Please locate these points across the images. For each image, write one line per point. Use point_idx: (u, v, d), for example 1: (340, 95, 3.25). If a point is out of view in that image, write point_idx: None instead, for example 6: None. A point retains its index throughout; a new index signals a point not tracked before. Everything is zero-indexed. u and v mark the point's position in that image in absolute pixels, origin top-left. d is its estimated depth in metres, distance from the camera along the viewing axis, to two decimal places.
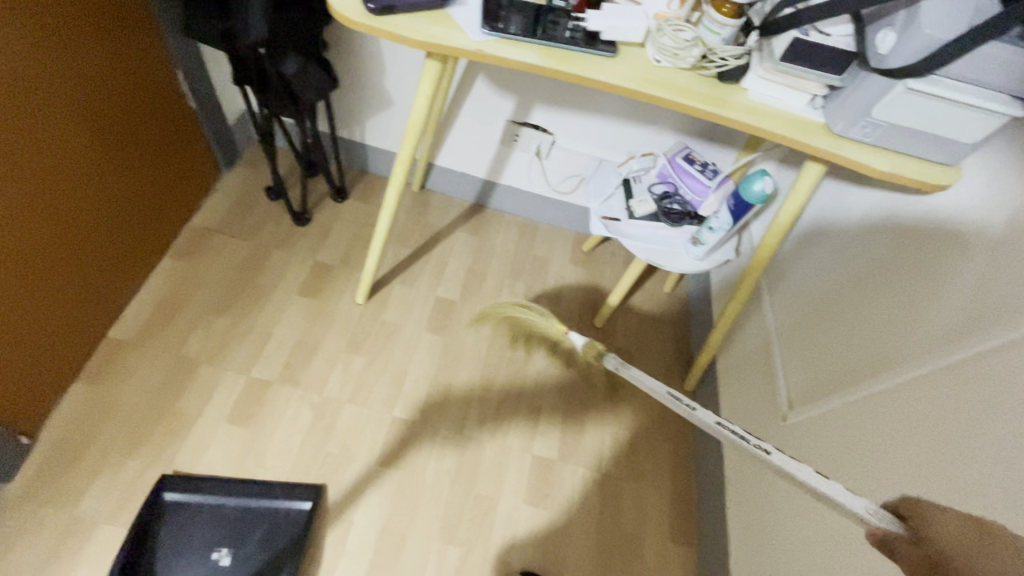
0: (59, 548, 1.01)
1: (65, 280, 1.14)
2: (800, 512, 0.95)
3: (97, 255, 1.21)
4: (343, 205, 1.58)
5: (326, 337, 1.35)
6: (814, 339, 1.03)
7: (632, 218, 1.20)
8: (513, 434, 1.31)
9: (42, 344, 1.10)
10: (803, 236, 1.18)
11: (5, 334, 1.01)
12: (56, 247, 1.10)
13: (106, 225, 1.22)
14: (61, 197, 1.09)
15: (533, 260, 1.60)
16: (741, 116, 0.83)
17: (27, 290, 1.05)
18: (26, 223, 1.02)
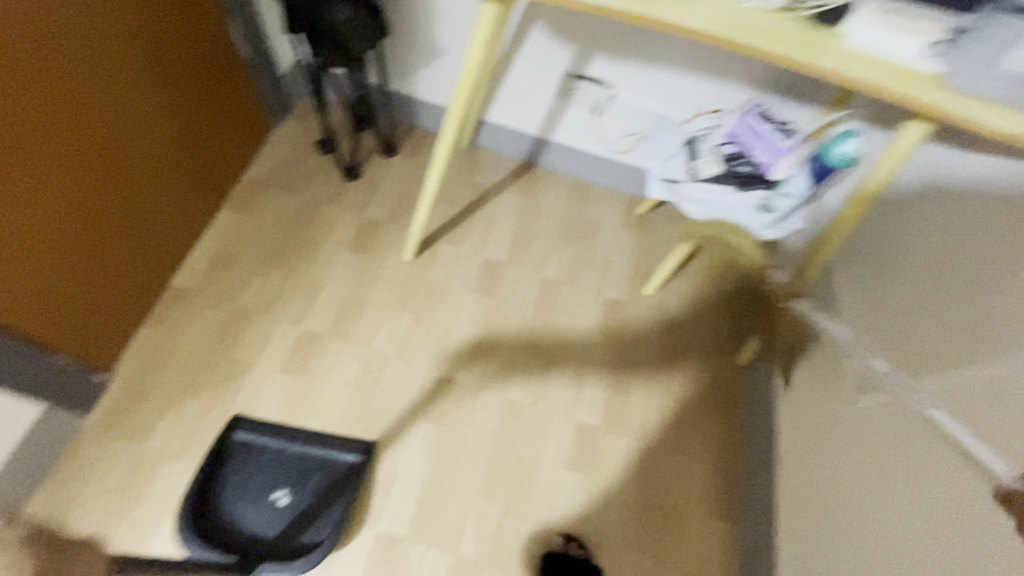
0: (131, 478, 1.09)
1: (131, 234, 1.19)
2: (870, 507, 0.89)
3: (160, 210, 1.25)
4: (392, 161, 1.56)
5: (374, 293, 1.36)
6: (898, 326, 0.95)
7: (695, 180, 1.13)
8: (557, 399, 1.30)
9: (111, 289, 1.16)
10: (889, 206, 1.06)
11: (74, 275, 1.07)
12: (121, 201, 1.14)
13: (168, 181, 1.26)
14: (123, 152, 1.12)
15: (584, 223, 1.54)
16: (834, 64, 0.74)
17: (94, 236, 1.10)
18: (89, 176, 1.06)
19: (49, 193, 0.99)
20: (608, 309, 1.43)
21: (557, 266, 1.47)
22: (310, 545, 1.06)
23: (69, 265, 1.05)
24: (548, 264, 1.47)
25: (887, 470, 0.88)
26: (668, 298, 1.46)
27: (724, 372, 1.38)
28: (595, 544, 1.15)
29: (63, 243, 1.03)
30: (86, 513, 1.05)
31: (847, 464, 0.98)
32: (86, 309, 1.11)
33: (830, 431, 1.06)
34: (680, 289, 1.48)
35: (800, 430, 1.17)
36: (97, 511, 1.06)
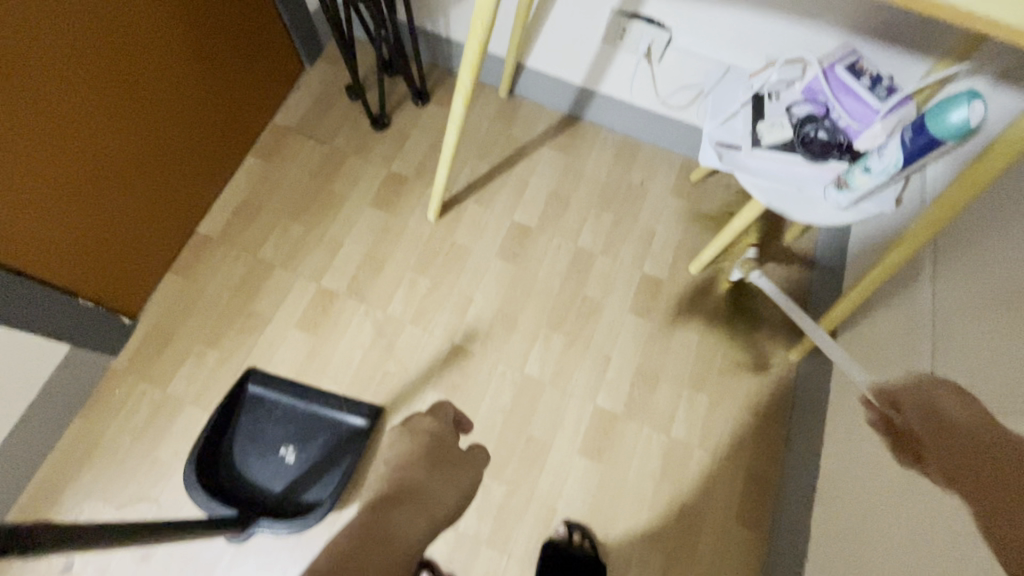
0: (154, 419, 1.13)
1: (152, 188, 1.17)
2: (906, 547, 0.76)
3: (183, 165, 1.23)
4: (423, 110, 1.46)
5: (394, 252, 1.30)
6: (982, 343, 0.77)
7: (757, 147, 0.94)
8: (577, 379, 1.20)
9: (137, 230, 1.17)
10: (1001, 193, 0.85)
11: (100, 217, 1.07)
12: (147, 147, 1.12)
13: (196, 125, 1.22)
14: (147, 102, 1.08)
15: (628, 187, 1.38)
16: (980, 6, 0.55)
17: (121, 179, 1.09)
18: (112, 127, 1.03)
19: (79, 139, 0.97)
20: (645, 286, 1.29)
21: (592, 235, 1.33)
22: (311, 504, 1.06)
23: (88, 217, 1.05)
24: (583, 233, 1.34)
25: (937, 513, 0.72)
26: (716, 279, 1.30)
27: (771, 367, 1.23)
28: (603, 535, 1.09)
29: (90, 186, 1.03)
30: (113, 447, 1.11)
31: (890, 493, 0.84)
32: (111, 250, 1.12)
33: (878, 452, 0.90)
34: (732, 269, 1.31)
35: (841, 443, 1.01)
36: (123, 447, 1.11)
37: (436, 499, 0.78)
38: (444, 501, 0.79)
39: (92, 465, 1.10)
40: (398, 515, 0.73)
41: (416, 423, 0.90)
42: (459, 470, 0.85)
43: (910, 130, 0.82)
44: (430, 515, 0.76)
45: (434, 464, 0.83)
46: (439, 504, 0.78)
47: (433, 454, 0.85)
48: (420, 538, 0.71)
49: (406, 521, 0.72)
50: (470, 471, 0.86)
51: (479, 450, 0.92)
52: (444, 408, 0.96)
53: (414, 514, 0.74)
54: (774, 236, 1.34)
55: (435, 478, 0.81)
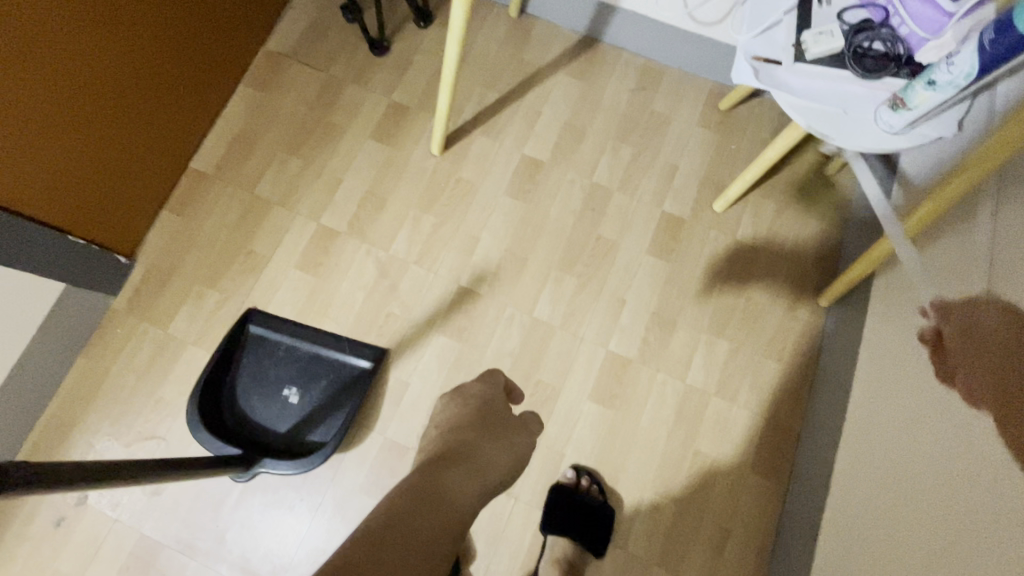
0: (158, 359, 1.12)
1: (136, 118, 1.09)
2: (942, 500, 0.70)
3: (165, 90, 1.13)
4: (426, 32, 1.33)
5: (396, 189, 1.22)
6: None
7: (801, 62, 0.82)
8: (590, 324, 1.14)
9: (130, 167, 1.11)
10: None
11: (89, 153, 1.02)
12: (134, 76, 1.05)
13: (184, 52, 1.13)
14: (131, 26, 1.00)
15: (650, 117, 1.26)
16: None
17: (109, 111, 1.03)
18: (65, 54, 0.91)
19: (62, 68, 0.91)
20: (665, 226, 1.20)
21: (609, 170, 1.23)
22: (316, 445, 1.05)
23: (65, 152, 0.97)
24: (599, 168, 1.23)
25: (984, 470, 0.66)
26: (743, 219, 1.20)
27: (797, 312, 1.15)
28: (613, 481, 1.07)
29: (75, 119, 0.97)
30: (118, 387, 1.10)
31: (925, 447, 0.77)
32: (103, 189, 1.07)
33: (915, 406, 0.83)
34: (760, 208, 1.21)
35: (870, 391, 0.95)
36: (128, 386, 1.10)
37: (490, 461, 0.75)
38: (500, 460, 0.76)
39: (99, 404, 1.09)
40: (451, 475, 0.69)
41: (468, 392, 0.87)
42: (506, 436, 0.81)
43: (990, 31, 0.67)
44: (485, 475, 0.72)
45: (487, 431, 0.80)
46: (496, 464, 0.75)
47: (484, 417, 0.83)
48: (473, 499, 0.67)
49: (461, 484, 0.68)
50: (524, 438, 0.83)
51: (530, 417, 0.88)
52: (495, 376, 0.92)
53: (467, 475, 0.70)
54: (808, 171, 1.23)
55: (490, 438, 0.78)
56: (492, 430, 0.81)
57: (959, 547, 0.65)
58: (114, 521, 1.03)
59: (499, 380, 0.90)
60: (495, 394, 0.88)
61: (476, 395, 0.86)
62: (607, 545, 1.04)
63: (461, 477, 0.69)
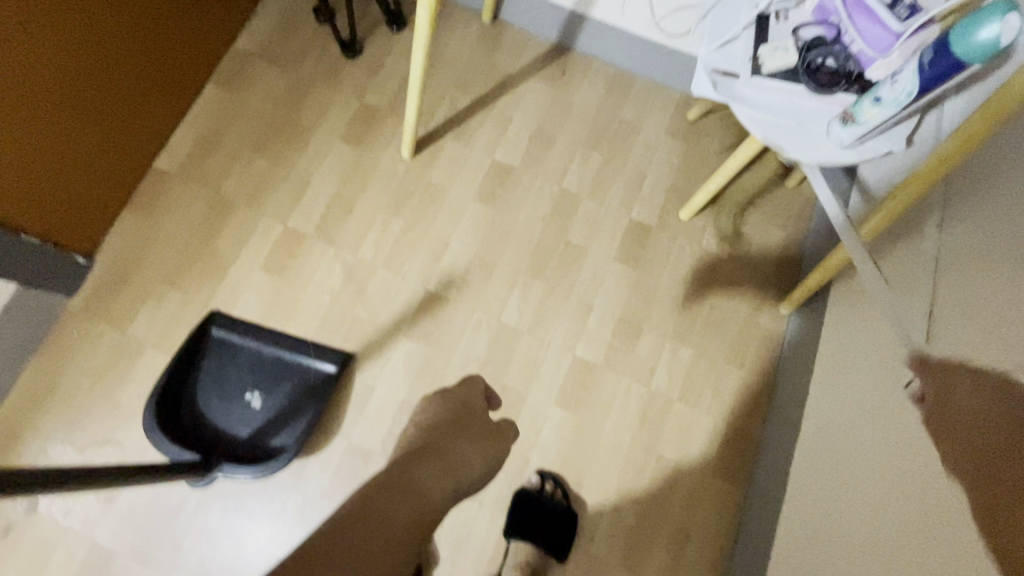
0: (115, 361, 1.09)
1: (99, 118, 1.07)
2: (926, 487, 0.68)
3: (126, 88, 1.10)
4: (399, 36, 1.33)
5: (365, 192, 1.21)
6: (979, 304, 0.70)
7: (758, 76, 0.84)
8: (557, 328, 1.15)
9: (91, 167, 1.09)
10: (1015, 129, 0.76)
11: (49, 155, 1.00)
12: (96, 77, 1.03)
13: (148, 52, 1.12)
14: (89, 30, 0.98)
15: (619, 125, 1.28)
16: None
17: (71, 115, 1.01)
18: (17, 53, 0.88)
19: (17, 72, 0.89)
20: (633, 232, 1.22)
21: (578, 177, 1.25)
22: (279, 450, 1.03)
23: (21, 153, 0.95)
24: (569, 175, 1.25)
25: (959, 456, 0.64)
26: (709, 227, 1.23)
27: (759, 319, 1.18)
28: (577, 485, 1.07)
29: (34, 123, 0.95)
30: (71, 390, 1.07)
31: (874, 456, 0.80)
32: (62, 189, 1.05)
33: (867, 413, 0.85)
34: (725, 217, 1.23)
35: (824, 396, 0.98)
36: (82, 390, 1.07)
37: (464, 460, 0.72)
38: (472, 463, 0.72)
39: (51, 408, 1.06)
40: (424, 468, 0.67)
41: (448, 393, 0.82)
42: (464, 448, 0.73)
43: (928, 52, 0.71)
44: (457, 477, 0.68)
45: (463, 431, 0.76)
46: (466, 468, 0.71)
47: (458, 421, 0.78)
48: (443, 496, 0.66)
49: (435, 479, 0.66)
50: (498, 443, 0.77)
51: (510, 424, 0.82)
52: (476, 380, 0.86)
53: (436, 469, 0.67)
54: (772, 182, 1.26)
55: (463, 440, 0.74)
56: (466, 433, 0.76)
57: (914, 556, 0.66)
58: (66, 530, 1.00)
59: (478, 388, 0.85)
60: (473, 406, 0.81)
61: (459, 397, 0.82)
62: (570, 550, 1.04)
63: (434, 470, 0.67)
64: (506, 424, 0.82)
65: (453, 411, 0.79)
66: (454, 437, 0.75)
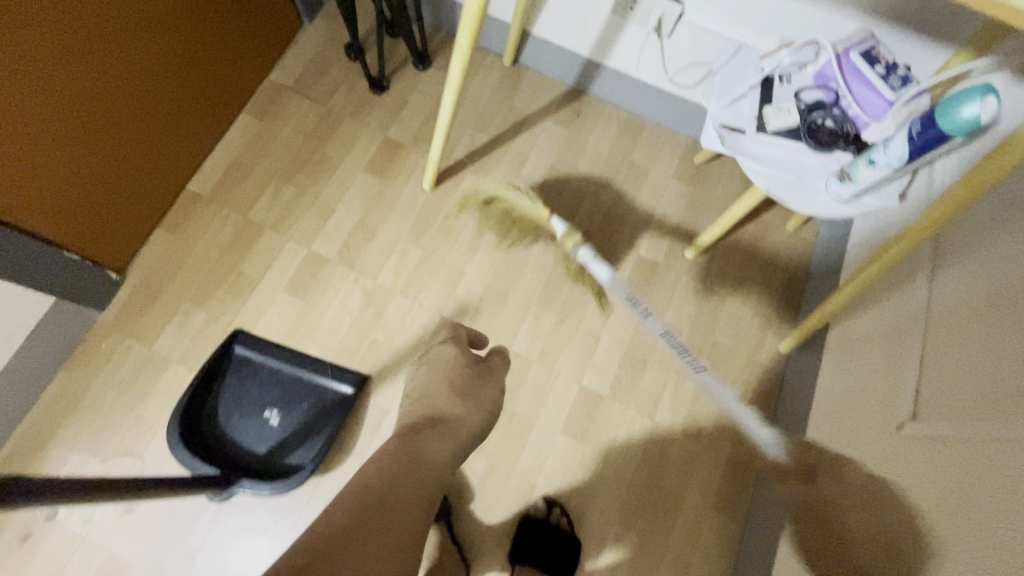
0: (140, 375, 1.14)
1: (141, 151, 1.15)
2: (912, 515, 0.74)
3: (167, 122, 1.18)
4: (424, 75, 1.41)
5: (386, 221, 1.27)
6: (964, 358, 0.76)
7: (763, 132, 0.90)
8: (565, 359, 1.20)
9: (133, 194, 1.17)
10: (1000, 196, 0.82)
11: (95, 186, 1.08)
12: (141, 115, 1.12)
13: (188, 89, 1.20)
14: (137, 75, 1.07)
15: (629, 166, 1.35)
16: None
17: (118, 150, 1.10)
18: (73, 100, 0.97)
19: (71, 116, 0.97)
20: (639, 269, 1.27)
21: (590, 214, 1.31)
22: (294, 467, 1.07)
23: (51, 178, 0.98)
24: (580, 212, 1.31)
25: (955, 486, 0.69)
26: (711, 266, 1.29)
27: (759, 357, 1.22)
28: (580, 513, 1.11)
29: (84, 159, 1.03)
30: (97, 400, 1.12)
31: None
32: (104, 216, 1.12)
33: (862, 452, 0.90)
34: (728, 258, 1.29)
35: (824, 437, 1.01)
36: (108, 401, 1.12)
37: (463, 419, 0.90)
38: (471, 418, 0.91)
39: (76, 417, 1.10)
40: (424, 441, 0.84)
41: (461, 337, 1.01)
42: (482, 392, 0.95)
43: (918, 123, 0.77)
44: (455, 438, 0.87)
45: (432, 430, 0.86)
46: (468, 421, 0.91)
47: (461, 377, 0.95)
48: (438, 460, 0.83)
49: (435, 447, 0.84)
50: (492, 391, 0.96)
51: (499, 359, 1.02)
52: (461, 330, 1.02)
53: (439, 439, 0.86)
54: (774, 225, 1.32)
55: (461, 399, 0.92)
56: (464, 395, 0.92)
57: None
58: (83, 538, 1.03)
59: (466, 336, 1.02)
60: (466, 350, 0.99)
61: (452, 353, 0.98)
62: None
63: (435, 442, 0.85)
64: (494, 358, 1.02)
65: (459, 359, 0.97)
66: (458, 396, 0.93)
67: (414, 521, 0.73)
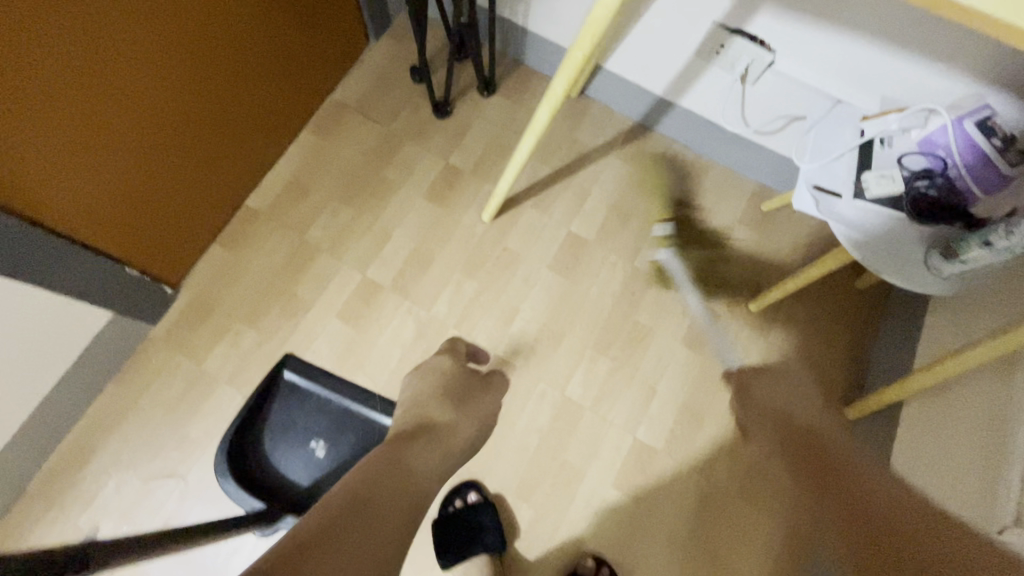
0: (188, 394, 1.12)
1: (207, 172, 1.14)
2: None
3: (235, 143, 1.17)
4: (488, 101, 1.38)
5: (443, 251, 1.25)
6: None
7: (862, 199, 0.86)
8: (619, 407, 1.16)
9: (196, 212, 1.16)
10: None
11: (162, 209, 1.07)
12: (209, 139, 1.10)
13: (255, 109, 1.18)
14: (207, 102, 1.05)
15: (694, 209, 1.31)
16: None
17: (184, 173, 1.08)
18: (145, 132, 0.95)
19: (143, 147, 0.97)
20: (701, 318, 1.23)
21: (651, 256, 1.27)
22: None
23: (98, 189, 0.93)
24: (640, 254, 1.27)
25: None
26: (775, 320, 1.24)
27: None
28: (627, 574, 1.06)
29: (152, 185, 1.02)
30: (144, 418, 1.10)
31: None
32: (166, 234, 1.11)
33: None
34: (794, 314, 1.24)
35: None
36: (155, 419, 1.10)
37: (456, 426, 0.84)
38: (464, 429, 0.84)
39: (122, 432, 1.09)
40: (417, 446, 0.74)
41: (456, 350, 1.07)
42: (473, 404, 0.91)
43: None
44: (448, 444, 0.79)
45: (453, 399, 0.90)
46: (459, 432, 0.83)
47: (459, 389, 0.94)
48: (432, 468, 0.72)
49: (427, 461, 0.72)
50: (483, 405, 0.93)
51: (496, 374, 1.05)
52: (457, 344, 1.09)
53: (430, 448, 0.75)
54: (844, 282, 1.26)
55: (460, 410, 0.88)
56: (465, 395, 0.93)
57: None
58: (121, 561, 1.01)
59: (462, 349, 1.08)
60: (460, 363, 1.02)
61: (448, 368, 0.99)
62: None
63: (427, 447, 0.75)
64: (494, 376, 1.05)
65: (444, 370, 0.98)
66: (455, 403, 0.89)
67: (407, 512, 0.62)
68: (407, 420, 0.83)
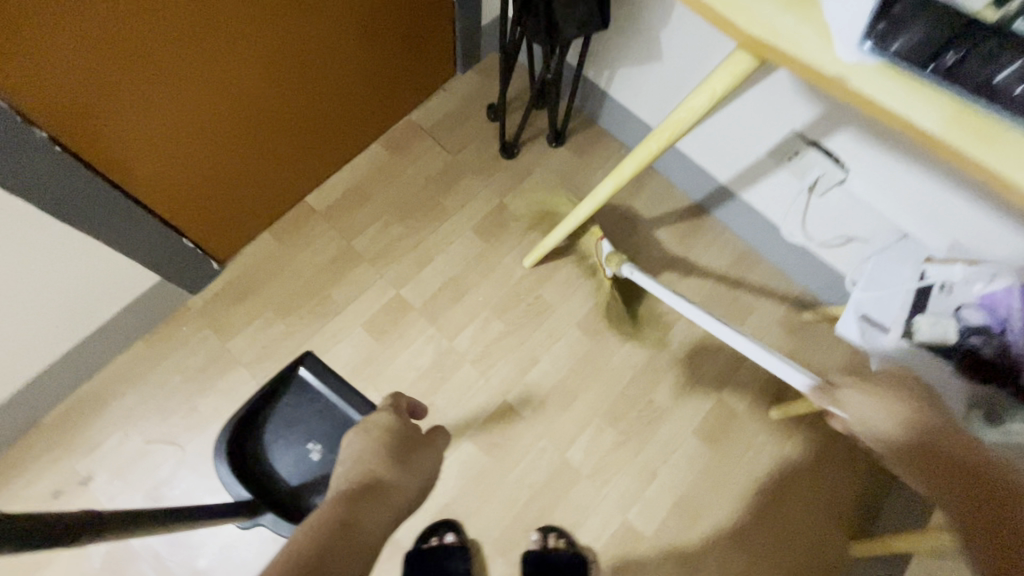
0: (207, 368, 1.15)
1: (280, 170, 1.21)
2: None
3: (311, 148, 1.24)
4: (554, 151, 1.41)
5: (478, 286, 1.26)
6: None
7: (907, 342, 0.84)
8: (617, 483, 1.13)
9: (261, 202, 1.22)
10: None
11: (230, 196, 1.14)
12: (289, 142, 1.17)
13: (337, 120, 1.25)
14: (294, 112, 1.13)
15: (734, 300, 1.29)
16: None
17: (259, 168, 1.16)
18: (234, 130, 1.03)
19: (229, 143, 1.05)
20: (719, 413, 1.20)
21: (680, 338, 1.25)
22: None
23: (180, 171, 1.00)
24: (671, 333, 1.25)
25: None
26: (794, 432, 1.19)
27: (824, 549, 1.12)
28: None
29: (228, 175, 1.10)
30: (161, 381, 1.14)
31: None
32: (228, 217, 1.17)
33: None
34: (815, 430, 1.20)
35: None
36: (171, 385, 1.14)
37: (399, 487, 0.69)
38: (408, 487, 0.70)
39: (138, 390, 1.13)
40: (364, 511, 0.62)
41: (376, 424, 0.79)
42: (420, 457, 0.76)
43: None
44: (393, 506, 0.66)
45: (401, 450, 0.75)
46: (403, 490, 0.69)
47: (401, 443, 0.76)
48: (384, 528, 0.63)
49: (374, 519, 0.62)
50: (433, 455, 0.77)
51: (440, 433, 0.83)
52: (399, 398, 0.89)
53: (375, 510, 0.63)
54: None
55: (404, 467, 0.72)
56: (410, 449, 0.76)
57: None
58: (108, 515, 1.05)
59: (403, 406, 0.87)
60: (405, 419, 0.82)
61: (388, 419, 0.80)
62: None
63: (373, 512, 0.63)
64: (437, 437, 0.82)
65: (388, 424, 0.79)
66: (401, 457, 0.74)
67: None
68: (341, 479, 0.69)
